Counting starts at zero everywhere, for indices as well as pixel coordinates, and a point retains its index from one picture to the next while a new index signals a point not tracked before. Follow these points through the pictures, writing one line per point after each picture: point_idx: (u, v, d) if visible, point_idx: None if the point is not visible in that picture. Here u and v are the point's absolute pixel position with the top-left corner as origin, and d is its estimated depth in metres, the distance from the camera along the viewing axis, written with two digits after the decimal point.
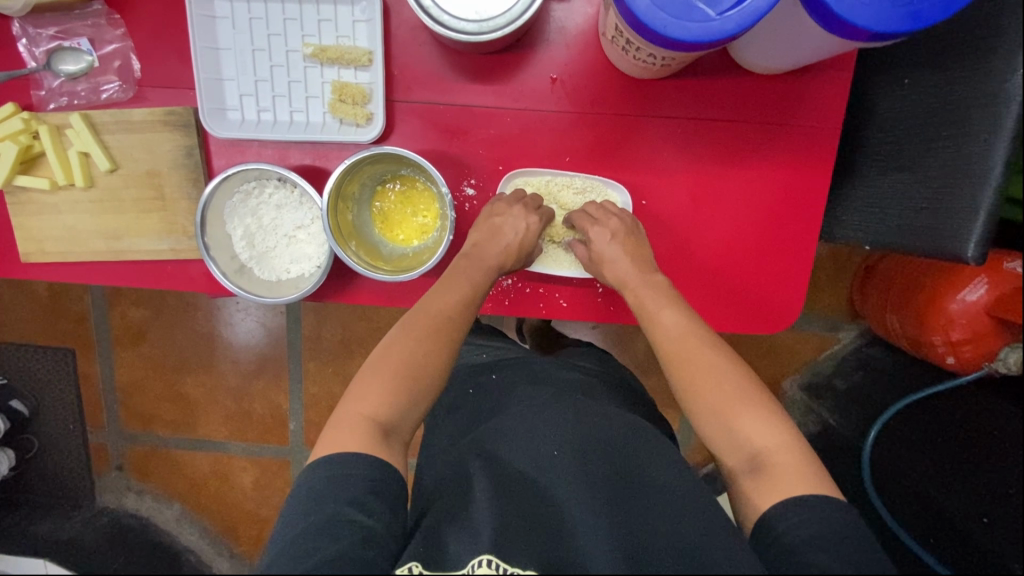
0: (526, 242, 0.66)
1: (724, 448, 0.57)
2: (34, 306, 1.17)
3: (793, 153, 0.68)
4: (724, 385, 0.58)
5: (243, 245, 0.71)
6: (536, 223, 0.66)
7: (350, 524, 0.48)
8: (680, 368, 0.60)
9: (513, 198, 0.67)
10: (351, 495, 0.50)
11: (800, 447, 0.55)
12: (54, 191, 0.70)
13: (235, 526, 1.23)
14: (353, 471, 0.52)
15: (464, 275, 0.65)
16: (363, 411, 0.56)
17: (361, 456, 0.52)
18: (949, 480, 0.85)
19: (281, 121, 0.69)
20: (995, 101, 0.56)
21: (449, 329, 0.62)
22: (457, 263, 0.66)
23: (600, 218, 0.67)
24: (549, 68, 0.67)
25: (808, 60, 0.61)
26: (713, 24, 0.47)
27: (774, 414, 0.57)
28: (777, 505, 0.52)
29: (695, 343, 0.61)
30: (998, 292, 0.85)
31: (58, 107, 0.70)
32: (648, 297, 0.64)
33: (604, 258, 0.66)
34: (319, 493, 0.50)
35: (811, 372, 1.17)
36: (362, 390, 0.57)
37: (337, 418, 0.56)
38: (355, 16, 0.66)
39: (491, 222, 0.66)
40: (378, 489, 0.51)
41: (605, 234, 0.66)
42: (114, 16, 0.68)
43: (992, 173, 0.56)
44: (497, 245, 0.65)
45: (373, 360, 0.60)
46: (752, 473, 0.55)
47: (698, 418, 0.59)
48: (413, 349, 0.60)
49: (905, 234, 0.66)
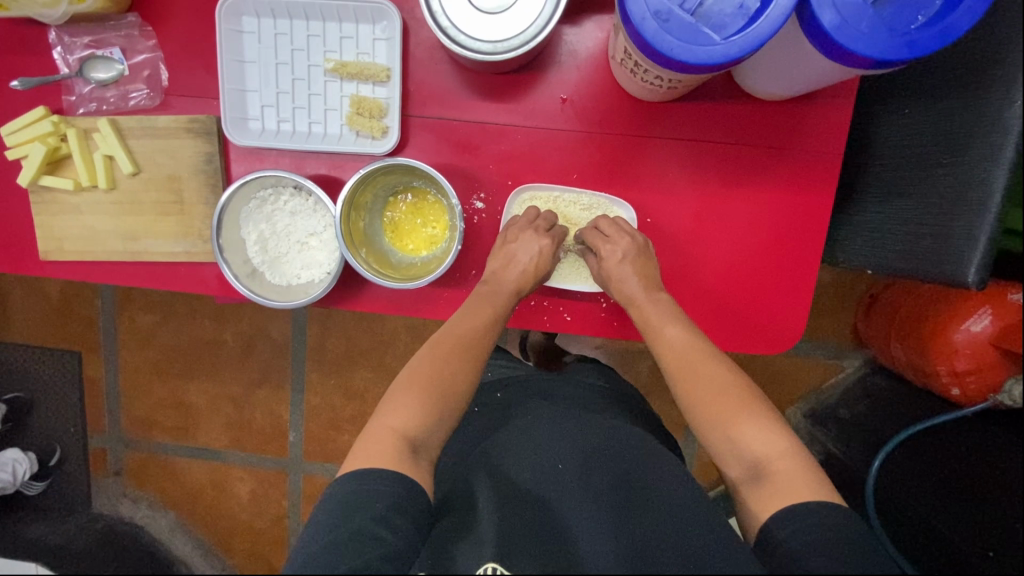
0: (541, 265, 0.67)
1: (727, 458, 0.58)
2: (45, 308, 1.19)
3: (796, 178, 0.70)
4: (725, 397, 0.60)
5: (256, 250, 0.73)
6: (549, 247, 0.68)
7: (374, 541, 0.48)
8: (682, 376, 0.62)
9: (527, 223, 0.69)
10: (377, 513, 0.50)
11: (801, 457, 0.56)
12: (78, 192, 0.72)
13: (230, 538, 1.23)
14: (380, 487, 0.52)
15: (487, 300, 0.66)
16: (394, 425, 0.57)
17: (392, 474, 0.53)
18: (953, 511, 0.84)
19: (300, 131, 0.71)
20: (993, 131, 0.58)
21: (468, 346, 0.64)
22: (479, 289, 0.68)
23: (611, 236, 0.68)
24: (560, 89, 0.70)
25: (810, 88, 0.63)
26: (716, 49, 0.49)
27: (777, 423, 0.58)
28: (775, 515, 0.52)
29: (698, 355, 0.63)
30: (1002, 323, 0.86)
31: (87, 112, 0.73)
32: (654, 311, 0.66)
33: (614, 277, 0.67)
34: (346, 506, 0.51)
35: (815, 401, 1.17)
36: (393, 405, 0.59)
37: (369, 431, 0.58)
38: (375, 35, 0.69)
39: (506, 249, 0.68)
40: (404, 509, 0.52)
41: (616, 251, 0.67)
42: (146, 28, 0.71)
43: (992, 202, 0.57)
44: (514, 271, 0.67)
45: (403, 376, 0.62)
46: (753, 481, 0.56)
47: (699, 425, 0.61)
48: (434, 371, 0.61)
49: (906, 259, 0.67)
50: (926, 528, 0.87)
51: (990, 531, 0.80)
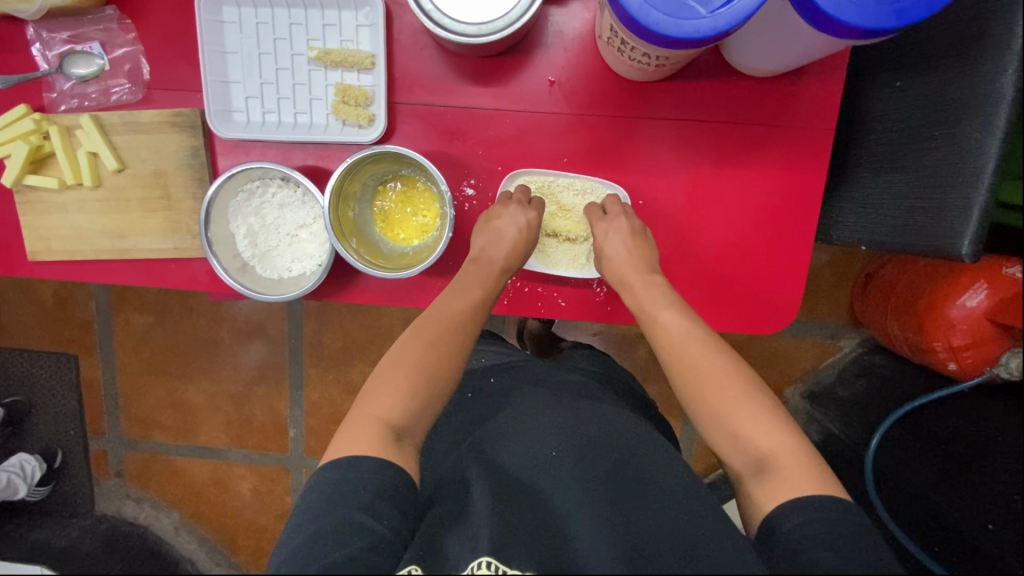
0: (529, 238, 0.67)
1: (728, 450, 0.57)
2: (39, 311, 1.18)
3: (788, 155, 0.69)
4: (727, 386, 0.59)
5: (245, 244, 0.72)
6: (535, 219, 0.67)
7: (360, 530, 0.48)
8: (681, 370, 0.61)
9: (510, 198, 0.68)
10: (363, 500, 0.50)
11: (804, 451, 0.55)
12: (63, 190, 0.71)
13: (233, 536, 1.23)
14: (366, 475, 0.52)
15: (474, 279, 0.66)
16: (378, 413, 0.57)
17: (378, 460, 0.53)
18: (952, 488, 0.84)
19: (286, 122, 0.70)
20: (986, 100, 0.57)
21: (455, 336, 0.63)
22: (468, 268, 0.67)
23: (610, 214, 0.67)
24: (547, 71, 0.69)
25: (799, 62, 0.62)
26: (704, 22, 0.48)
27: (780, 418, 0.57)
28: (783, 505, 0.52)
29: (700, 346, 0.61)
30: (998, 296, 0.85)
31: (69, 108, 0.72)
32: (647, 295, 0.64)
33: (606, 254, 0.66)
34: (330, 496, 0.51)
35: (814, 380, 1.17)
36: (374, 393, 0.58)
37: (354, 419, 0.57)
38: (358, 21, 0.68)
39: (490, 226, 0.67)
40: (390, 495, 0.52)
41: (610, 229, 0.66)
42: (126, 21, 0.69)
43: (984, 173, 0.57)
44: (503, 247, 0.66)
45: (388, 359, 0.61)
46: (756, 476, 0.55)
47: (698, 417, 0.60)
48: (423, 358, 0.60)
49: (900, 234, 0.66)
50: (926, 505, 0.87)
51: (986, 503, 0.80)
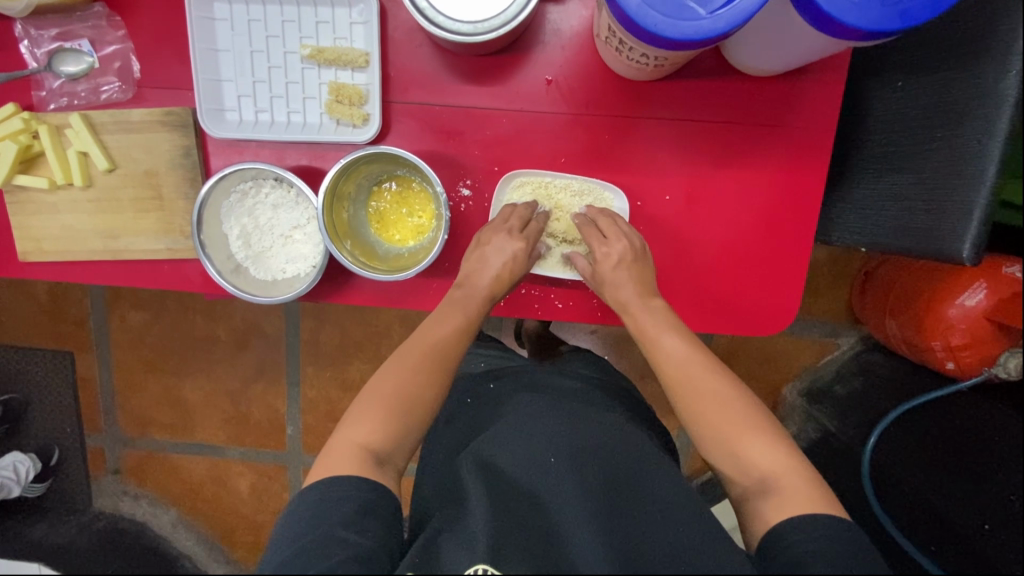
0: (515, 271, 0.66)
1: (733, 472, 0.57)
2: (34, 308, 1.17)
3: (788, 156, 0.68)
4: (730, 409, 0.59)
5: (239, 245, 0.71)
6: (522, 252, 0.65)
7: (342, 543, 0.48)
8: (683, 391, 0.61)
9: (501, 223, 0.67)
10: (344, 516, 0.50)
11: (806, 470, 0.56)
12: (53, 190, 0.70)
13: (232, 532, 1.23)
14: (346, 493, 0.52)
15: (459, 306, 0.65)
16: (357, 438, 0.56)
17: (358, 479, 0.53)
18: (949, 486, 0.83)
19: (279, 121, 0.69)
20: (988, 102, 0.56)
21: (440, 359, 0.63)
22: (452, 293, 0.67)
23: (609, 237, 0.66)
24: (544, 70, 0.68)
25: (800, 62, 0.61)
26: (703, 23, 0.47)
27: (781, 439, 0.58)
28: (784, 522, 0.52)
29: (698, 369, 0.61)
30: (998, 296, 0.85)
31: (58, 107, 0.71)
32: (650, 321, 0.64)
33: (608, 281, 0.65)
34: (313, 514, 0.51)
35: (812, 378, 1.17)
36: (358, 415, 0.58)
37: (332, 444, 0.56)
38: (352, 19, 0.67)
39: (481, 251, 0.66)
40: (371, 512, 0.52)
41: (611, 255, 0.65)
42: (115, 18, 0.68)
43: (987, 175, 0.56)
44: (487, 276, 0.65)
45: (370, 385, 0.61)
46: (761, 495, 0.55)
47: (700, 440, 0.59)
48: (410, 377, 0.61)
49: (900, 236, 0.65)
50: (921, 505, 0.86)
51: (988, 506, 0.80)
